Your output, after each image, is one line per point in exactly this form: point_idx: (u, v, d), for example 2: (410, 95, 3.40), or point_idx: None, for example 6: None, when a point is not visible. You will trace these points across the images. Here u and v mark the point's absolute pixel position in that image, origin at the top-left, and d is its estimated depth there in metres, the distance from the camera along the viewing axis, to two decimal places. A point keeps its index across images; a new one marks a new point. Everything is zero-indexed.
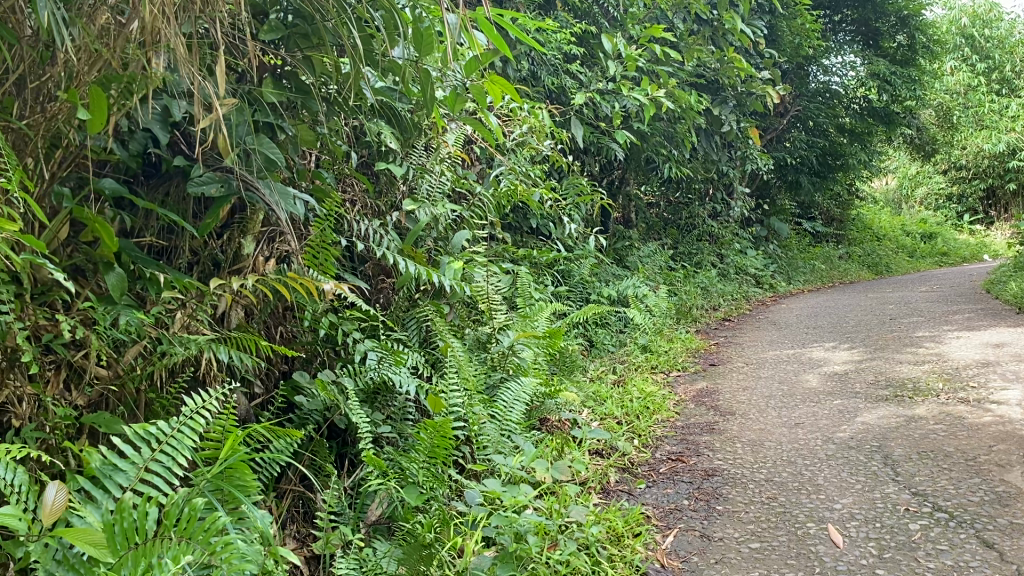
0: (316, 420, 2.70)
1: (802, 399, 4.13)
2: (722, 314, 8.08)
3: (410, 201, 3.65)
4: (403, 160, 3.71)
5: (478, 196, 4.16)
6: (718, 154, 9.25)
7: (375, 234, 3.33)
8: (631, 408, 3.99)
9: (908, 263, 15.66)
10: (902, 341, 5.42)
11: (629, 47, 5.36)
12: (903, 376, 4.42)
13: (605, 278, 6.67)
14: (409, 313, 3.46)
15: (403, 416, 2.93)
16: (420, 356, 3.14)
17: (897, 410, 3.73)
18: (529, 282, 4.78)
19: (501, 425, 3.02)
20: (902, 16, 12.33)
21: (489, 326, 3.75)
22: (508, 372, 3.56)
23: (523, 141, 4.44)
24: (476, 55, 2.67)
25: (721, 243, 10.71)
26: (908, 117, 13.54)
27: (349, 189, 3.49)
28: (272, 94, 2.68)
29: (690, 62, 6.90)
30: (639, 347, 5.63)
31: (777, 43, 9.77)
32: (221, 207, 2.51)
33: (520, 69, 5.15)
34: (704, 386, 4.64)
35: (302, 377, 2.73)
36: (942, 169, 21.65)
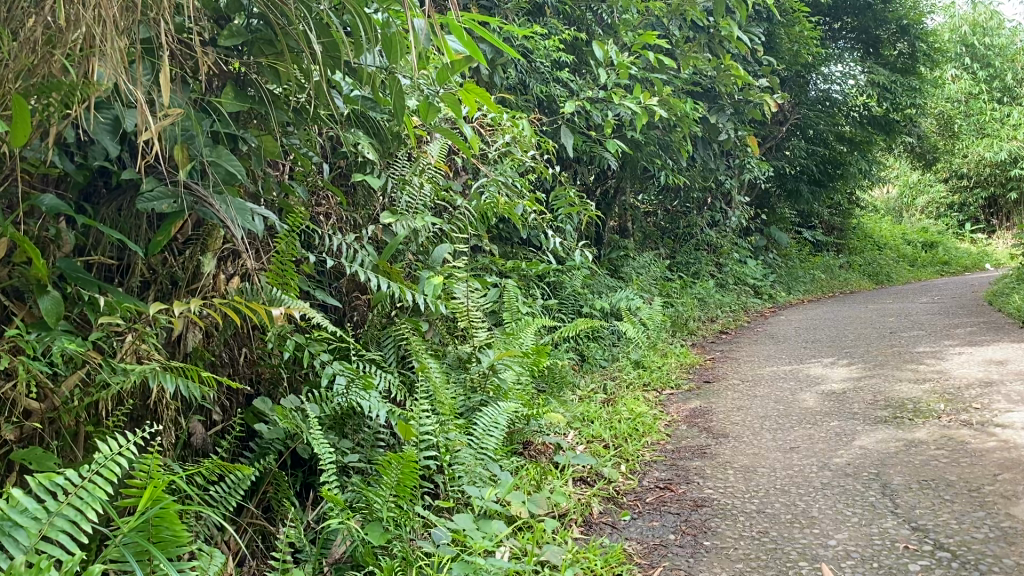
0: (278, 450, 2.56)
1: (798, 420, 3.97)
2: (719, 326, 7.92)
3: (387, 214, 3.50)
4: (381, 172, 3.56)
5: (461, 209, 4.01)
6: (715, 163, 9.11)
7: (349, 250, 3.18)
8: (620, 429, 3.83)
9: (909, 273, 15.50)
10: (902, 358, 5.26)
11: (620, 55, 5.21)
12: (903, 395, 4.25)
13: (599, 290, 6.51)
14: (385, 332, 3.31)
15: (374, 442, 2.77)
16: (393, 378, 2.98)
17: (897, 434, 3.57)
18: (517, 296, 4.63)
19: (477, 452, 2.85)
20: (902, 24, 12.19)
21: (469, 344, 3.61)
22: (488, 394, 3.40)
23: (510, 151, 4.29)
24: (449, 63, 2.53)
25: (720, 253, 10.55)
26: (908, 125, 13.40)
27: (323, 202, 3.34)
28: (232, 104, 2.53)
29: (685, 70, 6.75)
30: (631, 362, 5.47)
31: (775, 51, 9.62)
32: (173, 224, 2.36)
33: (509, 77, 5.00)
34: (697, 405, 4.47)
35: (265, 404, 2.58)
36: (943, 177, 21.49)
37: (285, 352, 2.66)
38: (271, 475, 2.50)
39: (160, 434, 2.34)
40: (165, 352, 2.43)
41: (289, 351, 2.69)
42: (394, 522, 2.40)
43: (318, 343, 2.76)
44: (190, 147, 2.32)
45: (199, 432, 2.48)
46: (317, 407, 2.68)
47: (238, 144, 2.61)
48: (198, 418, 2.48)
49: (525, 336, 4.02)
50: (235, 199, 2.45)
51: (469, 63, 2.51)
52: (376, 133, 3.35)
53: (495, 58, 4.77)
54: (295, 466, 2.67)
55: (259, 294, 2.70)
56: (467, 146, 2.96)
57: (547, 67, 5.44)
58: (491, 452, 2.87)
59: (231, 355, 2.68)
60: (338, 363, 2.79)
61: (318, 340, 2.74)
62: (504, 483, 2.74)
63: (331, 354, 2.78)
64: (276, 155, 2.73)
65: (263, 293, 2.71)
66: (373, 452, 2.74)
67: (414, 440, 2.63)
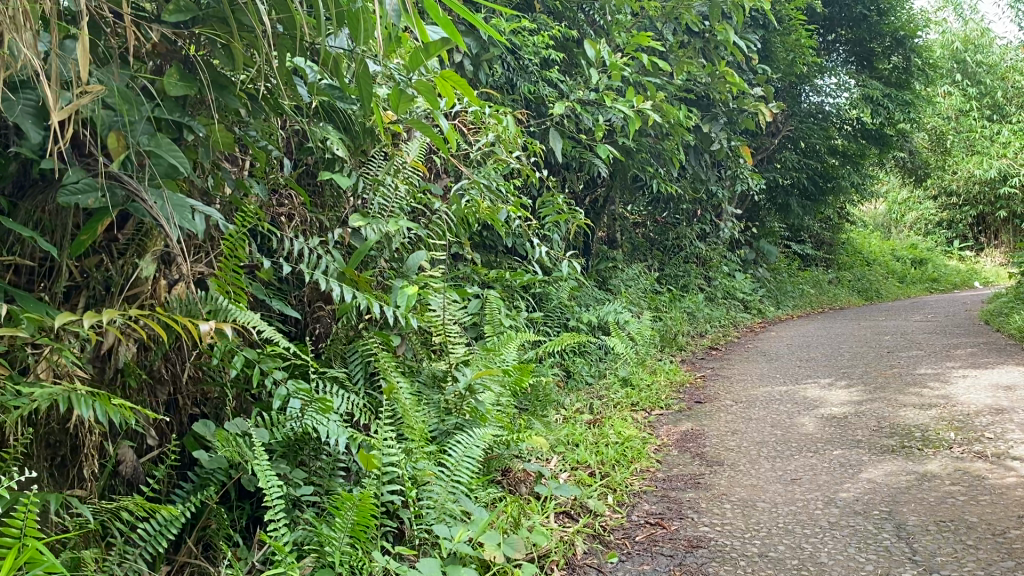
0: (220, 480, 2.25)
1: (798, 447, 3.69)
2: (709, 341, 7.65)
3: (357, 217, 3.17)
4: (352, 170, 3.26)
5: (438, 213, 3.70)
6: (707, 173, 8.86)
7: (312, 255, 2.91)
8: (607, 455, 3.53)
9: (898, 289, 15.31)
10: (904, 380, 4.99)
11: (612, 55, 4.94)
12: (909, 422, 3.98)
13: (586, 302, 6.22)
14: (351, 346, 3.01)
15: (333, 472, 2.49)
16: (356, 399, 2.69)
17: (906, 466, 3.29)
18: (499, 307, 4.33)
19: (449, 480, 2.55)
20: (897, 37, 12.00)
21: (445, 361, 3.26)
22: (464, 417, 3.08)
23: (493, 152, 3.99)
24: (422, 46, 2.22)
25: (710, 265, 10.30)
26: (900, 139, 13.21)
27: (285, 201, 3.09)
28: (176, 87, 2.23)
29: (679, 76, 6.48)
30: (619, 379, 5.18)
31: (770, 60, 9.38)
32: (101, 221, 2.06)
33: (494, 76, 4.71)
34: (688, 428, 4.19)
35: (206, 427, 2.29)
36: (932, 194, 21.35)
37: (232, 368, 2.39)
38: (210, 509, 2.21)
39: (80, 462, 2.05)
40: (92, 368, 2.14)
41: (236, 367, 2.41)
42: (349, 569, 2.12)
43: (271, 361, 2.48)
44: (126, 133, 2.04)
45: (130, 459, 2.19)
46: (268, 432, 2.40)
47: (183, 133, 2.30)
48: (128, 444, 2.20)
49: (507, 353, 3.70)
50: (175, 195, 2.11)
51: (446, 46, 2.22)
52: (345, 127, 3.09)
53: (480, 55, 4.49)
54: (243, 498, 2.38)
55: (200, 302, 2.42)
56: (446, 143, 2.67)
57: (535, 66, 5.16)
58: (466, 484, 2.58)
59: (170, 370, 2.39)
60: (294, 383, 2.52)
61: (270, 357, 2.47)
62: (478, 521, 2.45)
63: (286, 374, 2.51)
64: (229, 147, 2.43)
65: (207, 301, 2.43)
66: (331, 484, 2.45)
67: (377, 472, 2.36)
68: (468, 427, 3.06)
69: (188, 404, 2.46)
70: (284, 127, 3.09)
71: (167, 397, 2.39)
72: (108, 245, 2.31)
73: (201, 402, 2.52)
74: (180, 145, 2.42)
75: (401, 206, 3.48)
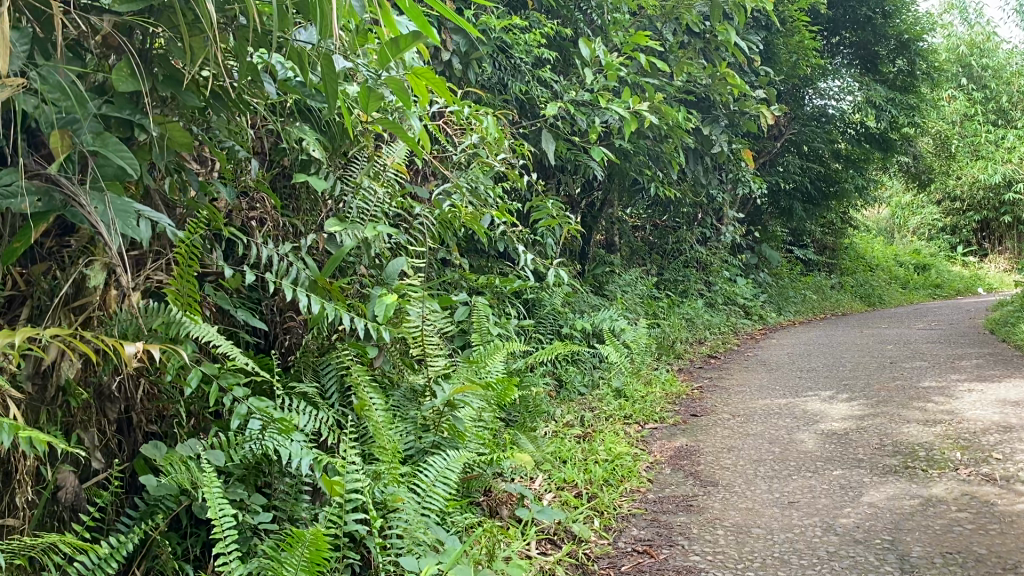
0: (169, 507, 2.10)
1: (796, 467, 3.52)
2: (708, 348, 7.48)
3: (332, 221, 3.00)
4: (328, 173, 3.10)
5: (420, 218, 3.52)
6: (707, 177, 8.68)
7: (281, 263, 2.75)
8: (595, 474, 3.36)
9: (901, 295, 15.13)
10: (907, 394, 4.81)
11: (607, 54, 4.76)
12: (913, 439, 3.80)
13: (580, 309, 6.05)
14: (323, 359, 2.85)
15: (297, 496, 2.33)
16: (323, 417, 2.53)
17: (909, 489, 3.12)
18: (487, 315, 4.16)
19: (420, 506, 2.39)
20: (902, 39, 11.81)
21: (425, 374, 3.08)
22: (442, 435, 2.91)
23: (478, 154, 3.81)
24: (391, 40, 2.04)
25: (710, 270, 10.13)
26: (904, 144, 13.03)
27: (256, 205, 2.92)
28: (127, 82, 2.07)
29: (678, 77, 6.31)
30: (612, 390, 5.01)
31: (773, 62, 9.20)
32: (37, 227, 1.89)
33: (485, 75, 4.54)
34: (683, 443, 4.02)
35: (156, 450, 2.13)
36: (936, 199, 21.12)
37: (186, 384, 2.22)
38: (157, 538, 2.05)
39: (13, 490, 1.89)
40: (29, 386, 1.96)
41: (191, 385, 2.24)
42: None
43: (231, 377, 2.32)
44: (73, 132, 1.89)
45: (70, 485, 2.03)
46: (225, 454, 2.24)
47: (134, 132, 2.16)
48: (68, 468, 2.03)
49: (492, 364, 3.54)
50: (119, 199, 1.98)
51: (416, 39, 2.04)
52: (321, 128, 2.93)
53: (469, 53, 4.32)
54: (198, 524, 2.23)
55: (153, 315, 2.25)
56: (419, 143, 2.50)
57: (527, 65, 4.98)
58: (439, 509, 2.41)
59: (122, 387, 2.22)
60: (255, 400, 2.36)
61: (230, 373, 2.30)
62: (449, 552, 2.29)
63: (246, 391, 2.35)
64: (185, 147, 2.28)
65: (160, 312, 2.26)
66: (294, 509, 2.29)
67: (340, 498, 2.19)
68: (446, 445, 2.89)
69: (143, 422, 2.28)
70: (254, 126, 2.93)
71: (118, 416, 2.21)
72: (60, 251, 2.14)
73: (158, 419, 2.34)
74: (132, 144, 2.26)
75: (382, 211, 3.31)
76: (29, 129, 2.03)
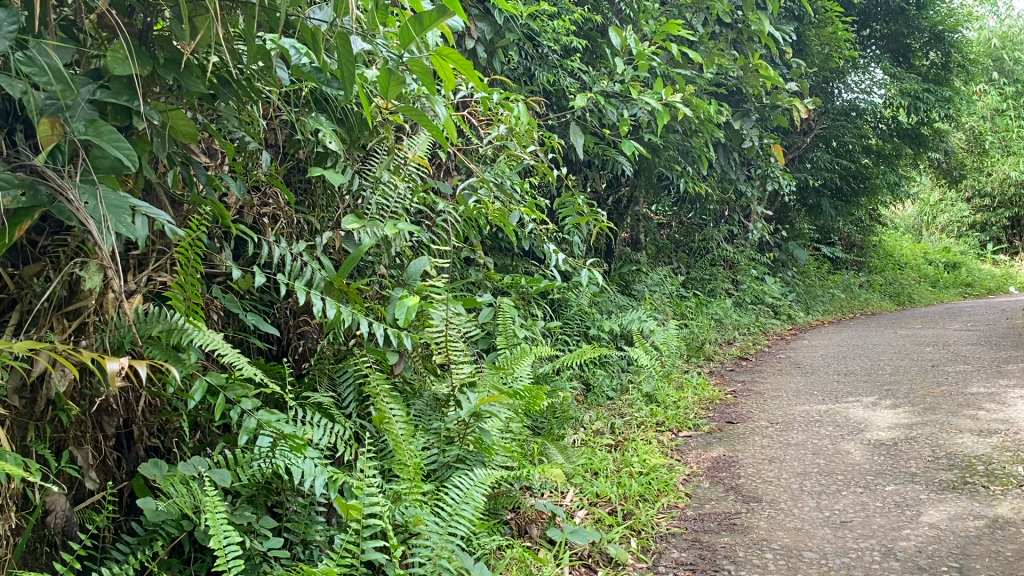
0: (168, 533, 1.90)
1: (845, 481, 3.28)
2: (738, 349, 7.23)
3: (350, 218, 2.80)
4: (345, 166, 2.90)
5: (443, 215, 3.30)
6: (736, 173, 8.43)
7: (294, 263, 2.55)
8: (629, 489, 3.14)
9: (931, 294, 14.78)
10: (955, 401, 4.55)
11: (639, 43, 4.54)
12: (968, 451, 3.55)
13: (607, 309, 5.84)
14: (340, 366, 2.65)
15: (310, 517, 2.14)
16: (340, 429, 2.34)
17: (973, 509, 2.88)
18: (512, 317, 3.96)
19: (445, 529, 2.18)
20: (935, 31, 11.49)
21: (449, 383, 2.88)
22: (468, 448, 2.71)
23: (504, 146, 3.53)
24: (415, 17, 1.83)
25: (737, 269, 9.86)
26: (937, 139, 12.69)
27: (269, 200, 2.74)
28: (122, 65, 1.86)
29: (710, 68, 6.06)
30: (643, 396, 4.79)
31: (804, 54, 8.92)
32: (20, 223, 1.70)
33: (511, 65, 4.33)
34: (719, 453, 3.79)
35: (156, 469, 1.93)
36: (966, 195, 20.68)
37: (189, 397, 2.01)
38: (155, 569, 1.85)
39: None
40: (16, 402, 1.78)
41: (194, 398, 2.03)
42: None
43: (238, 387, 2.11)
44: (62, 119, 1.70)
45: (60, 509, 1.86)
46: (231, 473, 2.04)
47: (132, 120, 1.95)
48: (59, 490, 1.86)
49: (519, 371, 3.34)
50: (114, 193, 1.76)
51: (443, 17, 1.84)
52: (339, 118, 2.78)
53: (494, 41, 4.10)
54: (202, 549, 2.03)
55: (152, 321, 2.02)
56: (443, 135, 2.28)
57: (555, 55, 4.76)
58: (466, 533, 2.20)
59: (121, 400, 2.02)
60: (265, 413, 2.15)
61: (237, 386, 2.10)
62: None
63: (254, 403, 2.15)
64: (191, 137, 2.07)
65: (159, 317, 2.03)
66: (307, 532, 2.10)
67: (358, 524, 1.99)
68: (472, 460, 2.68)
69: (144, 436, 2.09)
70: (266, 116, 2.78)
71: (116, 430, 2.02)
72: (56, 251, 1.94)
73: (161, 431, 2.15)
74: (132, 133, 2.06)
75: (403, 207, 3.09)
76: (21, 119, 1.84)
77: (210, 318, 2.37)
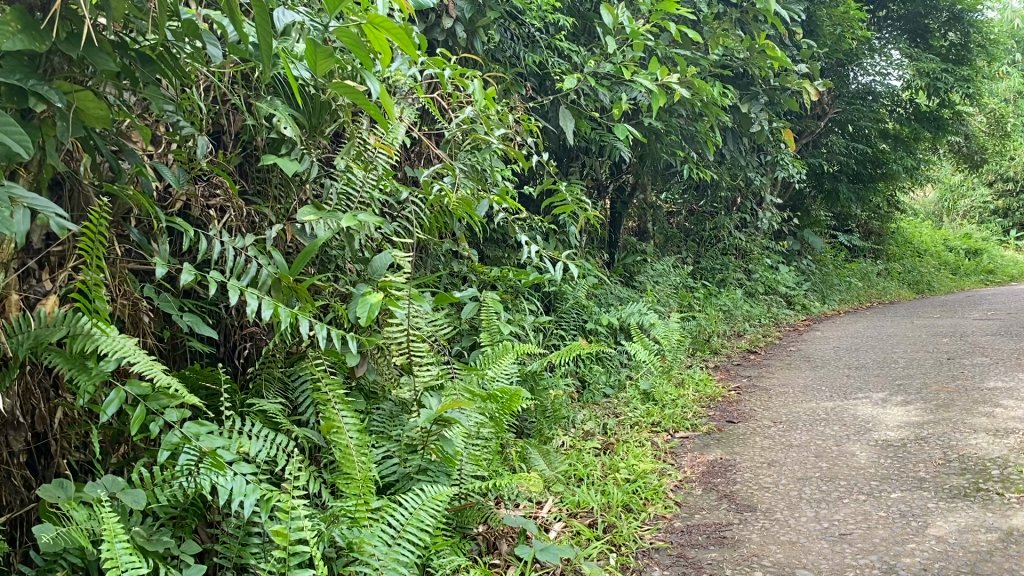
0: (70, 563, 1.71)
1: (848, 487, 3.04)
2: (747, 342, 6.97)
3: (306, 209, 2.56)
4: (300, 151, 2.69)
5: (410, 204, 3.07)
6: (746, 159, 8.15)
7: (237, 260, 2.35)
8: (612, 499, 2.93)
9: (951, 282, 14.41)
10: (971, 397, 4.29)
11: (632, 21, 4.29)
12: (983, 453, 3.30)
13: (606, 302, 5.61)
14: (292, 370, 2.46)
15: (246, 537, 1.95)
16: (281, 440, 2.14)
17: (985, 520, 2.64)
18: (497, 312, 3.74)
19: (391, 549, 1.98)
20: (954, 11, 11.13)
21: (413, 386, 2.67)
22: (430, 458, 2.50)
23: (475, 130, 3.28)
24: None
25: (749, 258, 9.58)
26: (957, 121, 12.32)
27: (217, 189, 2.56)
28: (13, 39, 1.62)
29: (713, 49, 5.80)
30: (640, 393, 4.56)
31: (816, 35, 8.62)
32: None
33: (493, 44, 4.09)
34: (716, 456, 3.56)
35: (59, 490, 1.73)
36: (988, 180, 20.23)
37: (102, 410, 1.81)
38: None
39: None
40: None
41: (108, 412, 1.82)
42: None
43: (162, 397, 1.92)
44: None
45: None
46: (148, 494, 1.85)
47: (29, 102, 1.72)
48: None
49: (496, 372, 3.12)
50: None
51: None
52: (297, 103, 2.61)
53: (474, 20, 3.86)
54: None
55: (58, 324, 1.82)
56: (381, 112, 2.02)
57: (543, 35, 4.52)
58: (414, 556, 2.00)
59: (28, 411, 1.83)
60: (192, 426, 1.96)
61: (160, 395, 1.90)
62: None
63: (180, 414, 1.95)
64: (102, 121, 1.85)
65: (65, 321, 1.82)
66: (241, 555, 1.91)
67: (286, 550, 1.78)
68: (434, 471, 2.47)
69: (62, 452, 1.90)
70: (210, 98, 2.59)
71: (25, 446, 1.82)
72: None
73: (85, 446, 1.96)
74: (35, 116, 1.85)
75: (371, 197, 2.86)
76: None
77: (141, 322, 2.17)
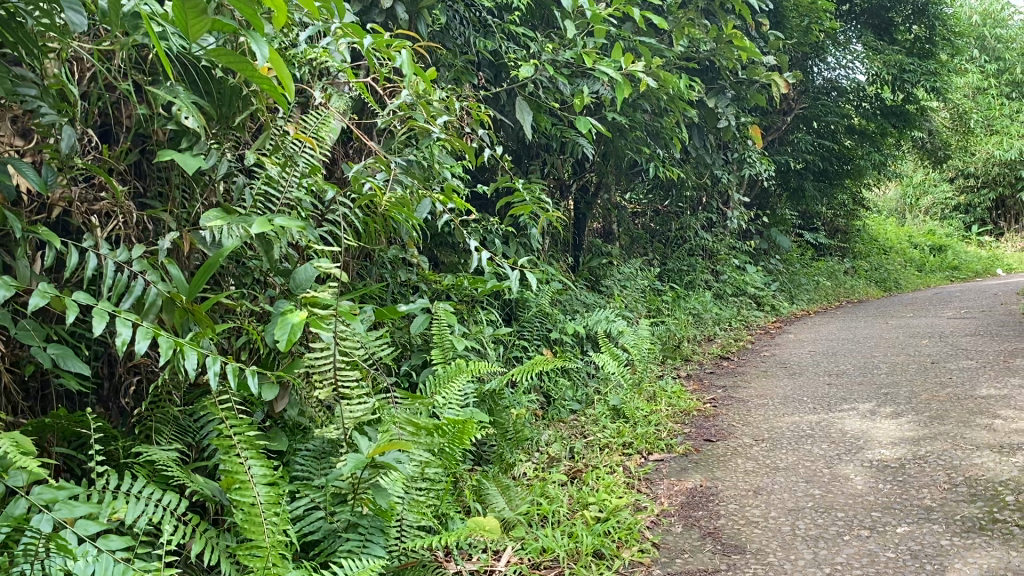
0: None
1: (848, 521, 2.68)
2: (719, 347, 6.63)
3: (211, 215, 2.14)
4: (205, 145, 2.26)
5: (339, 207, 2.65)
6: (712, 156, 7.83)
7: (119, 277, 1.91)
8: (580, 545, 2.54)
9: (916, 279, 14.26)
10: (966, 407, 3.96)
11: (593, 4, 3.90)
12: (992, 475, 2.96)
13: (570, 309, 5.23)
14: (192, 408, 2.04)
15: None
16: (173, 502, 1.73)
17: (1010, 561, 2.28)
18: (450, 326, 3.33)
19: None
20: (918, 3, 10.94)
21: (341, 423, 2.23)
22: (363, 511, 2.11)
23: (413, 119, 2.86)
24: None
25: (717, 258, 9.27)
26: (922, 117, 12.15)
27: (102, 192, 2.12)
28: None
29: (679, 39, 5.46)
30: (608, 409, 4.17)
31: (782, 27, 8.34)
32: None
33: (439, 28, 3.68)
34: (695, 484, 3.18)
35: None
36: (949, 176, 20.23)
37: None
38: None
39: None
40: None
41: None
42: None
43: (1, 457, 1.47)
44: None
45: None
46: None
47: None
48: None
49: (444, 399, 2.72)
50: None
51: None
52: (198, 86, 2.21)
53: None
54: None
55: None
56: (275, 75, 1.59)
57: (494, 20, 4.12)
58: None
59: None
60: (44, 491, 1.53)
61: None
62: None
63: (28, 477, 1.51)
64: None
65: None
66: None
67: None
68: (366, 528, 2.09)
69: None
70: (91, 83, 2.17)
71: None
72: None
73: None
74: None
75: (292, 199, 2.42)
76: None
77: None
